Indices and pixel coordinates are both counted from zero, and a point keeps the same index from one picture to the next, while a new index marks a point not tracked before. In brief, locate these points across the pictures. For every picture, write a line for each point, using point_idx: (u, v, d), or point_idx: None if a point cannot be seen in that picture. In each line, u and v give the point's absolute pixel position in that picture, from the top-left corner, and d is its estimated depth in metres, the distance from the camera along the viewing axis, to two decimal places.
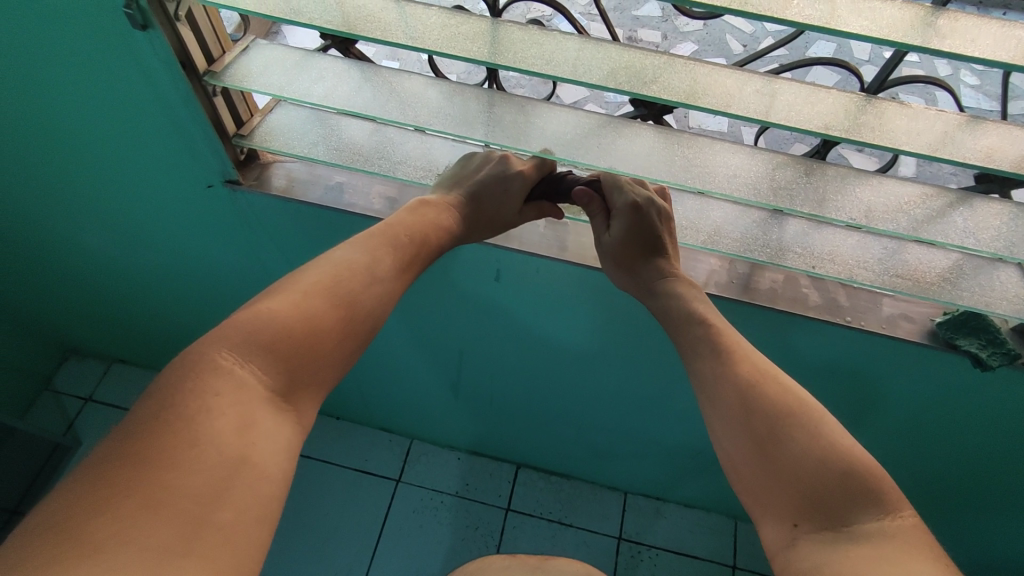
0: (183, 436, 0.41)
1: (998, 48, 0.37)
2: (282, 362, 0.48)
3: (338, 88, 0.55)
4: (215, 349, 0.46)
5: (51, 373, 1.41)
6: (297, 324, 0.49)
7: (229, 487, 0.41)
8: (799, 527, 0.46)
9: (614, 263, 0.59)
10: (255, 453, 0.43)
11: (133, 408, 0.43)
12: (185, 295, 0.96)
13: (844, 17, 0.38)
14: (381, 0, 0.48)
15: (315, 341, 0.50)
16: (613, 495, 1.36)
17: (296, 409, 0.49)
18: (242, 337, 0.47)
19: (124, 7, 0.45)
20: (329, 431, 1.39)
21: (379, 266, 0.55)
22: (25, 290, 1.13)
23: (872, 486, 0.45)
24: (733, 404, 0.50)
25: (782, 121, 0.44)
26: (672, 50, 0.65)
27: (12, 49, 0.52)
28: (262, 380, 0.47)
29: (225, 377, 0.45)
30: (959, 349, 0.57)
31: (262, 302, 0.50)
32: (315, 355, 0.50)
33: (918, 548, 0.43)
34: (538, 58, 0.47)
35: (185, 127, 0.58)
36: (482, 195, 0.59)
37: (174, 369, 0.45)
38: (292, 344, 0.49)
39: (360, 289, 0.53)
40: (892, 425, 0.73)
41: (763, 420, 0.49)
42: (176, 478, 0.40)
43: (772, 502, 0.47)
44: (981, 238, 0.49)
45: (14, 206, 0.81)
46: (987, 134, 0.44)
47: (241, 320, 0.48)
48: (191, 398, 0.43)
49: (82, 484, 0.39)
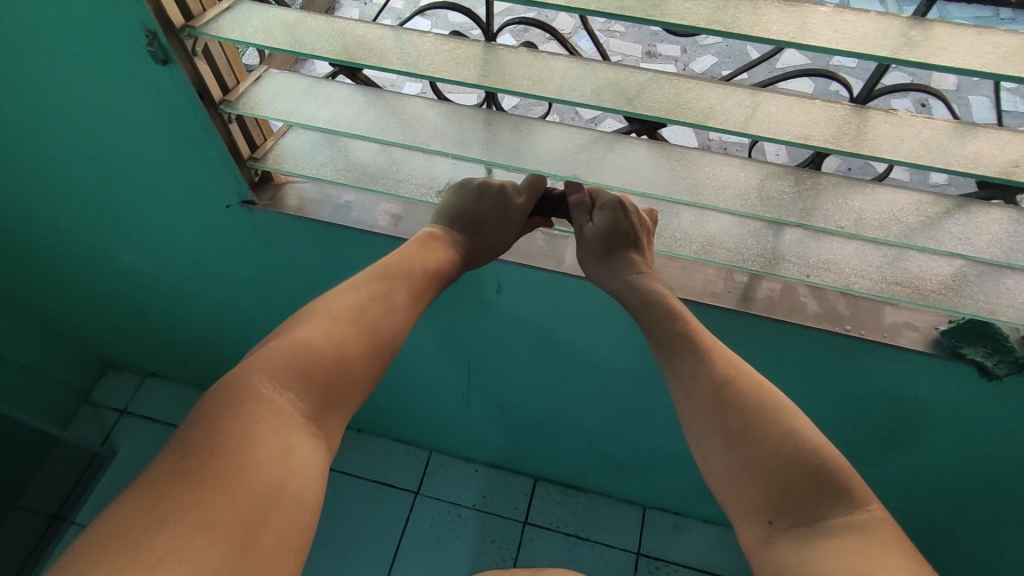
0: (229, 460, 0.45)
1: (975, 54, 0.37)
2: (314, 389, 0.51)
3: (343, 111, 0.58)
4: (253, 376, 0.50)
5: (91, 386, 1.48)
6: (332, 353, 0.53)
7: (271, 509, 0.44)
8: (773, 524, 0.49)
9: (592, 254, 0.60)
10: (294, 475, 0.47)
11: (185, 432, 0.47)
12: (211, 310, 1.00)
13: (816, 31, 0.39)
14: (379, 30, 0.51)
15: (345, 368, 0.53)
16: (631, 510, 1.36)
17: (329, 432, 0.52)
18: (278, 364, 0.51)
19: (148, 45, 0.50)
20: (351, 443, 1.42)
21: (401, 294, 0.58)
22: (67, 306, 1.20)
23: (841, 484, 0.49)
24: (707, 403, 0.53)
25: (762, 133, 0.45)
26: (692, 63, 0.68)
27: (50, 82, 0.57)
28: (296, 406, 0.50)
29: (266, 404, 0.49)
30: (964, 358, 0.56)
31: (296, 330, 0.53)
32: (344, 381, 0.53)
33: (883, 542, 0.46)
34: (527, 80, 0.49)
35: (203, 152, 0.62)
36: (483, 224, 0.61)
37: (220, 396, 0.49)
38: (325, 371, 0.52)
39: (383, 317, 0.56)
40: (901, 436, 0.73)
41: (739, 421, 0.52)
42: (225, 499, 0.43)
43: (745, 497, 0.50)
44: (979, 245, 0.49)
45: (55, 227, 0.87)
46: (972, 140, 0.44)
47: (278, 348, 0.52)
48: (237, 425, 0.47)
49: (144, 504, 0.42)
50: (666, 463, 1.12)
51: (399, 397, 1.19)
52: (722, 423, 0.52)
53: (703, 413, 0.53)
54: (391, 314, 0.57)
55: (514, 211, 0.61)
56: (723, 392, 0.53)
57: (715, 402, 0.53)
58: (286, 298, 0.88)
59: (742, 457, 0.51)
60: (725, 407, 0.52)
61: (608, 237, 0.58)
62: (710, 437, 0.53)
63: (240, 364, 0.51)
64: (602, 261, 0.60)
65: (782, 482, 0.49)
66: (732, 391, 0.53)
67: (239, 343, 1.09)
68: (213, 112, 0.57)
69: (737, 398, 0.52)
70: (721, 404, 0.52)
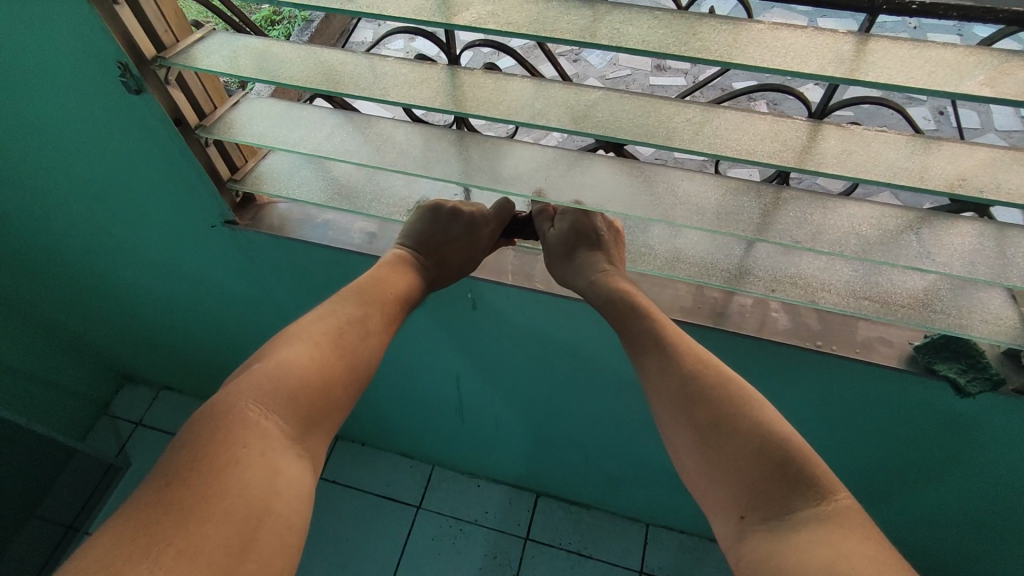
0: (212, 486, 0.43)
1: (907, 68, 0.37)
2: (300, 412, 0.50)
3: (313, 133, 0.60)
4: (241, 402, 0.48)
5: (110, 399, 1.53)
6: (318, 379, 0.52)
7: (258, 535, 0.43)
8: (746, 519, 0.47)
9: (556, 258, 0.61)
10: (281, 500, 0.45)
11: (165, 461, 0.45)
12: (212, 326, 1.04)
13: (746, 48, 0.39)
14: (340, 56, 0.53)
15: (327, 389, 0.52)
16: (634, 526, 1.34)
17: (314, 454, 0.51)
18: (266, 389, 0.49)
19: (120, 76, 0.54)
20: (356, 457, 1.44)
21: (377, 316, 0.58)
22: (84, 322, 1.25)
23: (810, 473, 0.46)
24: (676, 398, 0.52)
25: (707, 149, 0.45)
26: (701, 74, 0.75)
27: (43, 109, 0.61)
28: (282, 429, 0.49)
29: (251, 428, 0.47)
30: (938, 374, 0.55)
31: (277, 353, 0.52)
32: (327, 402, 0.52)
33: (856, 531, 0.44)
34: (480, 101, 0.50)
35: (186, 174, 0.65)
36: (450, 246, 0.62)
37: (203, 422, 0.47)
38: (308, 393, 0.51)
39: (361, 339, 0.56)
40: (890, 452, 0.71)
41: (708, 417, 0.50)
42: (210, 528, 0.41)
43: (716, 495, 0.49)
44: (940, 259, 0.48)
45: (64, 246, 0.91)
46: (921, 154, 0.43)
47: (261, 372, 0.51)
48: (221, 451, 0.45)
49: (125, 539, 0.40)
50: (664, 480, 1.11)
51: (399, 411, 1.21)
52: (692, 421, 0.51)
53: (673, 410, 0.52)
54: (371, 338, 0.57)
55: (481, 238, 0.63)
56: (692, 390, 0.51)
57: (683, 398, 0.51)
58: (279, 314, 0.90)
59: (711, 452, 0.49)
60: (695, 402, 0.51)
61: (570, 240, 0.60)
62: (679, 431, 0.51)
63: (224, 391, 0.50)
64: (566, 262, 0.61)
65: (750, 473, 0.47)
66: (700, 388, 0.51)
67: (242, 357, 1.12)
68: (189, 137, 0.60)
69: (705, 393, 0.51)
70: (691, 402, 0.51)
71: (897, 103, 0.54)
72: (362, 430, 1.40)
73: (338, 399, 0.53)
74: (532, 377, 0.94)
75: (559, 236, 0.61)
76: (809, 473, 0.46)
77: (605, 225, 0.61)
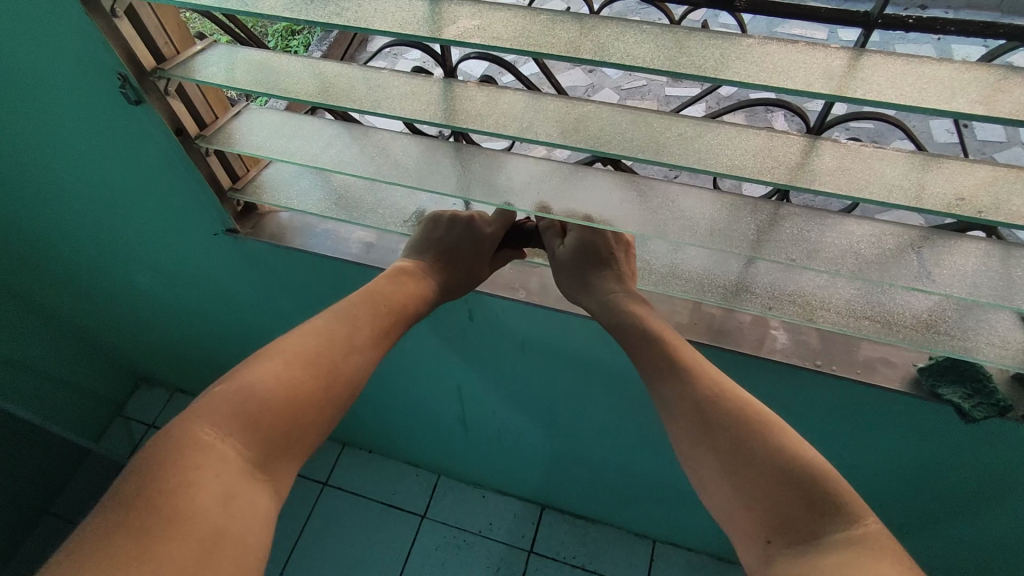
0: (162, 510, 0.43)
1: (901, 86, 0.36)
2: (261, 433, 0.50)
3: (311, 144, 0.61)
4: (196, 426, 0.48)
5: (125, 400, 1.56)
6: (286, 398, 0.51)
7: (204, 565, 0.42)
8: (771, 544, 0.44)
9: (569, 278, 0.59)
10: (230, 529, 0.45)
11: (117, 483, 0.45)
12: (221, 331, 1.05)
13: (734, 63, 0.38)
14: (334, 68, 0.54)
15: (295, 410, 0.51)
16: (641, 542, 1.32)
17: (274, 477, 0.50)
18: (221, 411, 0.49)
19: (120, 87, 0.55)
20: (363, 464, 1.45)
21: (358, 335, 0.57)
22: (99, 324, 1.27)
23: (836, 495, 0.44)
24: (693, 420, 0.49)
25: (698, 165, 0.45)
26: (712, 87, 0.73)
27: (53, 118, 0.62)
28: (241, 452, 0.48)
29: (205, 451, 0.47)
30: (942, 399, 0.53)
31: (244, 371, 0.52)
32: (293, 423, 0.51)
33: (887, 553, 0.42)
34: (472, 114, 0.50)
35: (189, 182, 0.66)
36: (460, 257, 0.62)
37: (157, 444, 0.47)
38: (271, 414, 0.50)
39: (338, 358, 0.55)
40: (897, 475, 0.69)
41: (723, 436, 0.48)
42: (154, 555, 0.41)
43: (741, 523, 0.46)
44: (942, 280, 0.46)
45: (78, 251, 0.93)
46: (921, 172, 0.42)
47: (224, 391, 0.50)
48: (172, 474, 0.45)
49: (69, 562, 0.40)
50: (669, 497, 1.09)
51: (404, 419, 1.21)
52: (706, 442, 0.49)
53: (687, 429, 0.50)
54: (353, 355, 0.56)
55: (485, 240, 0.62)
56: (704, 411, 0.49)
57: (697, 417, 0.49)
58: (283, 321, 0.91)
59: (728, 473, 0.47)
60: (712, 425, 0.49)
61: (582, 257, 0.58)
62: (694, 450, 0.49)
63: (180, 415, 0.49)
64: (579, 282, 0.58)
65: (778, 497, 0.45)
66: (713, 406, 0.49)
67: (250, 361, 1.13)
68: (189, 147, 0.61)
69: (719, 412, 0.49)
70: (703, 420, 0.49)
71: (900, 120, 0.53)
72: (368, 437, 1.40)
73: (313, 419, 0.53)
74: (534, 390, 0.93)
75: (569, 252, 0.59)
76: (835, 495, 0.44)
77: (616, 241, 0.59)
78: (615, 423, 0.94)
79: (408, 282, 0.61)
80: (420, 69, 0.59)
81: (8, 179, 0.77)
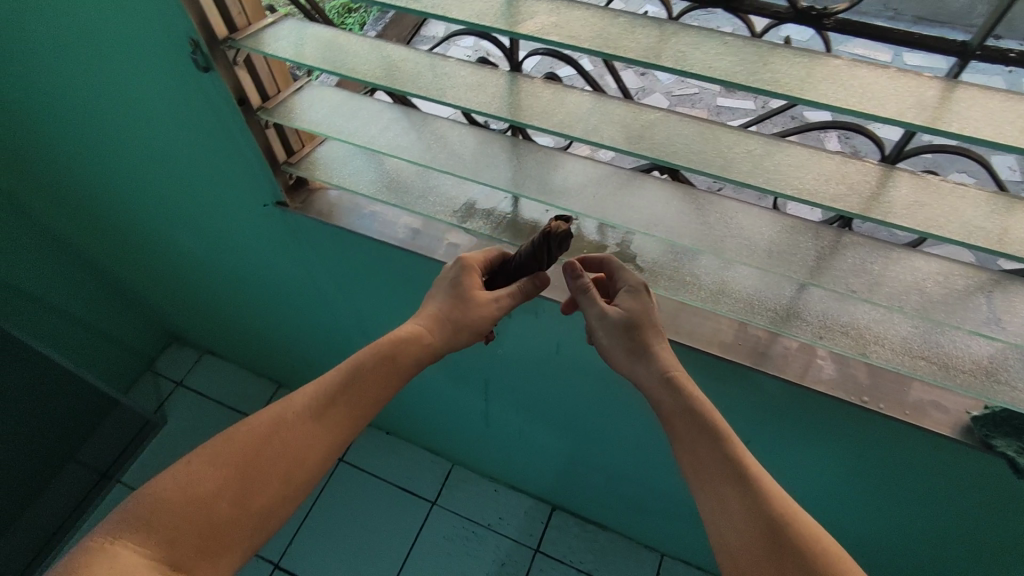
0: None
1: (1000, 123, 0.34)
2: (175, 534, 0.47)
3: (370, 126, 0.61)
4: (97, 540, 0.46)
5: (156, 356, 1.62)
6: (212, 500, 0.49)
7: None
8: None
9: (620, 347, 0.55)
10: None
11: None
12: (258, 300, 1.07)
13: (820, 83, 0.37)
14: (402, 53, 0.53)
15: (214, 503, 0.49)
16: (649, 555, 1.31)
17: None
18: (128, 520, 0.46)
19: (191, 53, 0.55)
20: (380, 444, 1.46)
21: (296, 408, 0.54)
22: (141, 281, 1.31)
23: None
24: (751, 528, 0.45)
25: (766, 184, 0.43)
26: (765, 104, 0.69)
27: (124, 79, 0.64)
28: (150, 556, 0.45)
29: (108, 561, 0.44)
30: (994, 451, 0.51)
31: (164, 471, 0.50)
32: (215, 517, 0.48)
33: None
34: (536, 110, 0.49)
35: (246, 154, 0.67)
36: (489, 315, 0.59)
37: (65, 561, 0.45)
38: (185, 510, 0.48)
39: (270, 438, 0.52)
40: (931, 521, 0.67)
41: (733, 466, 0.48)
42: None
43: None
44: (1011, 329, 0.44)
45: (130, 209, 0.96)
46: (1005, 214, 0.40)
47: (139, 495, 0.48)
48: None
49: None
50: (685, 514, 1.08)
51: (425, 406, 1.22)
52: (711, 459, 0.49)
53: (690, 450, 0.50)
54: (286, 435, 0.52)
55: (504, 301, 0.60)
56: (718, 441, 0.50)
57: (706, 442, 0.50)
58: (320, 299, 0.92)
59: (731, 501, 0.47)
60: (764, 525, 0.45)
61: (638, 327, 0.54)
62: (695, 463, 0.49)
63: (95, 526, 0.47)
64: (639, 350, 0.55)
65: None
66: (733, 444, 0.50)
67: (283, 332, 1.15)
68: (250, 118, 0.61)
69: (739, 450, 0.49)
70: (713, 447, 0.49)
71: (980, 155, 0.51)
72: (388, 419, 1.42)
73: (247, 515, 0.50)
74: (560, 392, 0.93)
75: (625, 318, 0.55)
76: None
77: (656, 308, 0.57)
78: (638, 435, 0.93)
79: (438, 334, 0.58)
80: (485, 60, 0.58)
81: (74, 134, 0.79)
